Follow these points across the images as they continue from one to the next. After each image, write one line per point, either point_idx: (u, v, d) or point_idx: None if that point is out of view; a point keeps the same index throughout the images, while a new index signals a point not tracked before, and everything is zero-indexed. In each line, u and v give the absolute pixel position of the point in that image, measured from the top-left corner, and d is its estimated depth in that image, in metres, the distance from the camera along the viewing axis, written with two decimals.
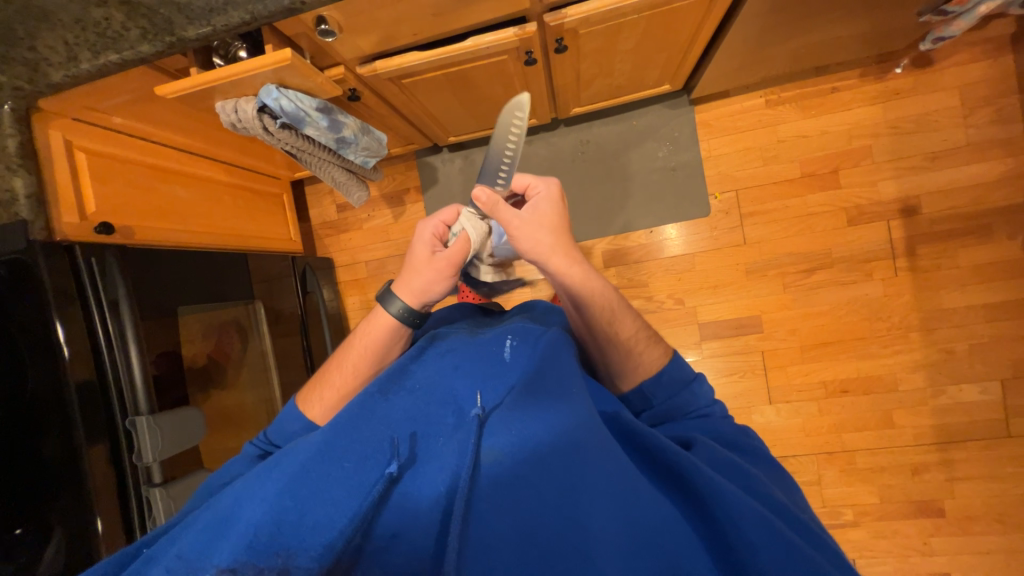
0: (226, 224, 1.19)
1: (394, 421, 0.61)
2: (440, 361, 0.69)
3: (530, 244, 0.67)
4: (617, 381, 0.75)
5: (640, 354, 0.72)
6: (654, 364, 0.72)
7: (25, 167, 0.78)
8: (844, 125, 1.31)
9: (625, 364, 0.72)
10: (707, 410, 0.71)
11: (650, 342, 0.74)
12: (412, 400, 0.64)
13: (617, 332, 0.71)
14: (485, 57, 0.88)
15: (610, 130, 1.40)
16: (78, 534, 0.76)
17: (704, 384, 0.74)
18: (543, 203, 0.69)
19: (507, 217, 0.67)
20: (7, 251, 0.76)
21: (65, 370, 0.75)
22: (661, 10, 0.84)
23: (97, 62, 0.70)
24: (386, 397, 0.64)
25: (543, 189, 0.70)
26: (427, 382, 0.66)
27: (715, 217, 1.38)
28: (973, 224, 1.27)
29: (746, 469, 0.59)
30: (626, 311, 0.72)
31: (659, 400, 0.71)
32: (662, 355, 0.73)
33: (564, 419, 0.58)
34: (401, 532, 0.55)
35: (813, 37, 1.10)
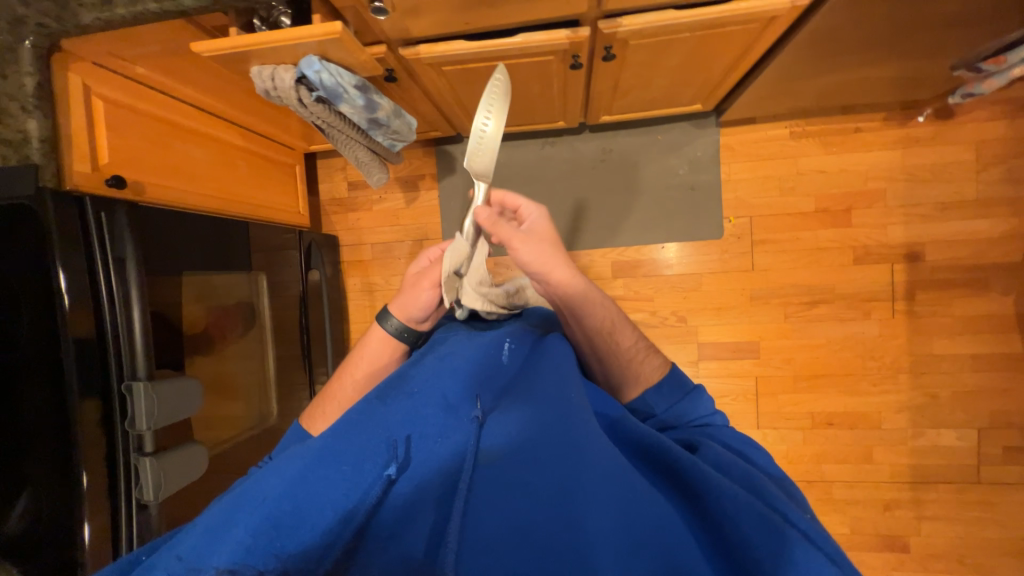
0: (236, 190, 1.16)
1: (391, 422, 0.61)
2: (437, 365, 0.69)
3: (532, 255, 0.74)
4: (617, 391, 0.81)
5: (640, 364, 0.80)
6: (654, 373, 0.80)
7: (41, 109, 0.72)
8: (863, 166, 1.33)
9: (626, 372, 0.80)
10: (708, 418, 0.77)
11: (650, 353, 0.82)
12: (410, 404, 0.63)
13: (616, 341, 0.80)
14: (530, 56, 0.87)
15: (634, 142, 1.41)
16: (67, 495, 0.73)
17: (704, 395, 0.79)
18: (538, 223, 0.79)
19: (508, 234, 0.73)
20: (13, 195, 0.71)
21: (64, 328, 0.71)
22: (713, 31, 0.83)
23: (133, 7, 0.66)
24: (390, 399, 0.64)
25: (534, 211, 0.80)
26: (426, 386, 0.66)
27: (728, 240, 1.40)
28: (970, 276, 1.31)
29: (749, 472, 0.60)
30: (625, 324, 0.82)
31: (663, 409, 0.77)
32: (662, 366, 0.81)
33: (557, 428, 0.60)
34: (396, 532, 0.54)
35: (846, 75, 1.11)
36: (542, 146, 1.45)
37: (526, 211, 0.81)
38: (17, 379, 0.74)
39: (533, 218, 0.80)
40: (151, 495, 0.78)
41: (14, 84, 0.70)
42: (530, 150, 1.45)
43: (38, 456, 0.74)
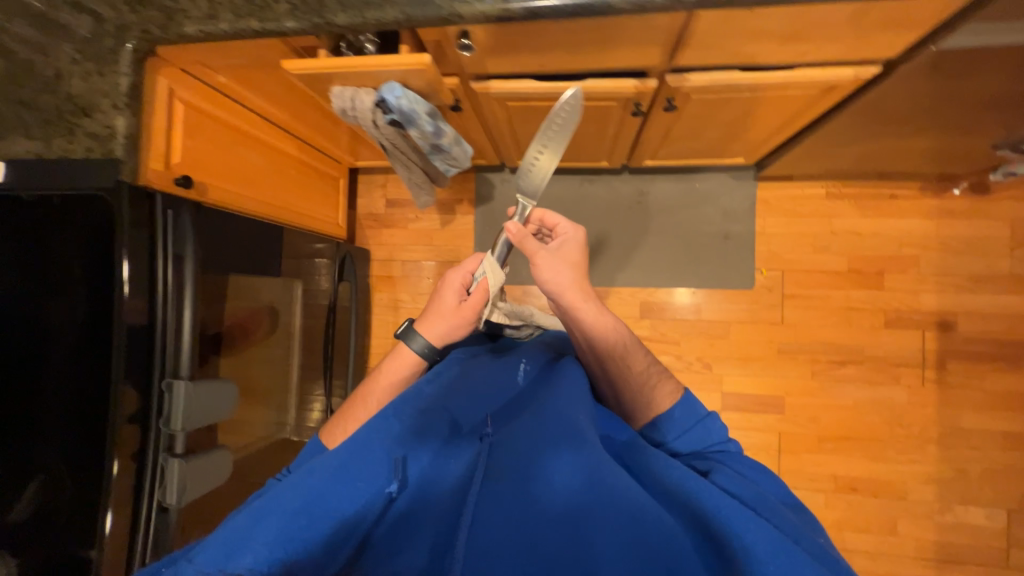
0: (284, 198, 1.18)
1: (401, 437, 0.66)
2: (450, 386, 0.75)
3: (549, 276, 0.77)
4: (630, 413, 0.81)
5: (652, 390, 0.79)
6: (666, 398, 0.79)
7: (131, 107, 0.75)
8: (897, 232, 1.35)
9: (638, 398, 0.80)
10: (722, 445, 0.75)
11: (663, 379, 0.81)
12: (421, 423, 0.69)
13: (630, 365, 0.79)
14: (595, 100, 0.90)
15: (671, 187, 1.44)
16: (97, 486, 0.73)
17: (717, 421, 0.78)
18: (567, 243, 0.82)
19: (533, 250, 0.78)
20: (94, 186, 0.74)
21: (118, 316, 0.72)
22: (772, 94, 0.87)
23: (236, 24, 0.70)
24: (407, 417, 0.69)
25: (568, 232, 0.83)
26: (437, 406, 0.72)
27: (758, 291, 1.40)
28: (1002, 351, 1.30)
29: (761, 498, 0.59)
30: (639, 348, 0.80)
31: (675, 437, 0.76)
32: (675, 392, 0.80)
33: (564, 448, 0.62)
34: (403, 540, 0.60)
35: (888, 144, 1.15)
36: (580, 182, 1.48)
37: (563, 232, 0.84)
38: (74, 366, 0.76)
39: (565, 239, 0.82)
40: (174, 499, 0.76)
41: (110, 83, 0.74)
42: (569, 185, 1.48)
43: (76, 445, 0.75)
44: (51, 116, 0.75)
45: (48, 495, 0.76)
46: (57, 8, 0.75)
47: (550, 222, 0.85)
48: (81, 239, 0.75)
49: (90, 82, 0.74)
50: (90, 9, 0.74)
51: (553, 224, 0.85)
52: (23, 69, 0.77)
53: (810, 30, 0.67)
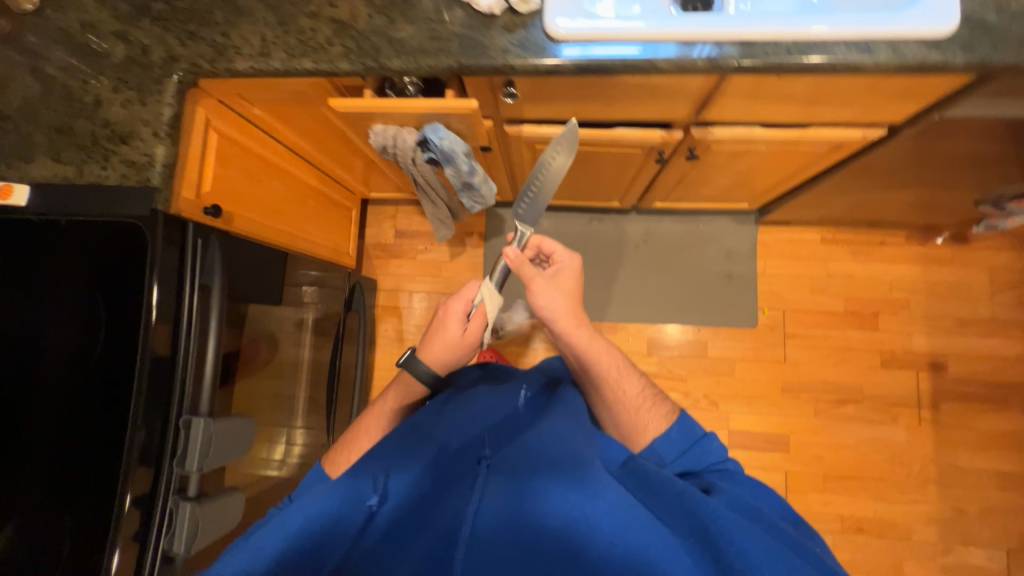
0: (301, 227, 1.17)
1: (405, 461, 0.73)
2: (453, 415, 0.82)
3: (547, 301, 0.80)
4: (625, 439, 0.82)
5: (647, 413, 0.81)
6: (661, 422, 0.80)
7: (171, 137, 0.75)
8: (888, 276, 1.43)
9: (632, 422, 0.81)
10: (721, 464, 0.77)
11: (658, 402, 0.83)
12: (426, 448, 0.75)
13: (622, 389, 0.82)
14: (622, 146, 0.94)
15: (677, 227, 1.50)
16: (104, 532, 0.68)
17: (715, 441, 0.78)
18: (565, 271, 0.85)
19: (531, 275, 0.80)
20: (125, 213, 0.72)
21: (148, 347, 0.70)
22: (785, 149, 0.93)
23: (289, 62, 0.72)
24: (416, 444, 0.76)
25: (567, 260, 0.86)
26: (441, 432, 0.78)
27: (761, 330, 1.45)
28: (991, 392, 1.37)
29: (760, 510, 0.62)
30: (632, 373, 0.85)
31: (673, 458, 0.77)
32: (670, 414, 0.81)
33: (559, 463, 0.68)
34: (398, 553, 0.63)
35: (880, 196, 1.23)
36: (589, 220, 1.52)
37: (560, 260, 0.87)
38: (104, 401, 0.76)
39: (562, 268, 0.86)
40: (181, 549, 0.70)
41: (154, 113, 0.74)
42: (578, 223, 1.52)
43: (90, 484, 0.72)
44: (87, 142, 0.74)
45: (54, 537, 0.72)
46: (106, 41, 0.76)
47: (547, 249, 0.89)
48: (107, 265, 0.74)
49: (133, 110, 0.74)
50: (140, 41, 0.75)
51: (550, 251, 0.89)
52: (60, 94, 0.76)
53: (830, 97, 0.74)
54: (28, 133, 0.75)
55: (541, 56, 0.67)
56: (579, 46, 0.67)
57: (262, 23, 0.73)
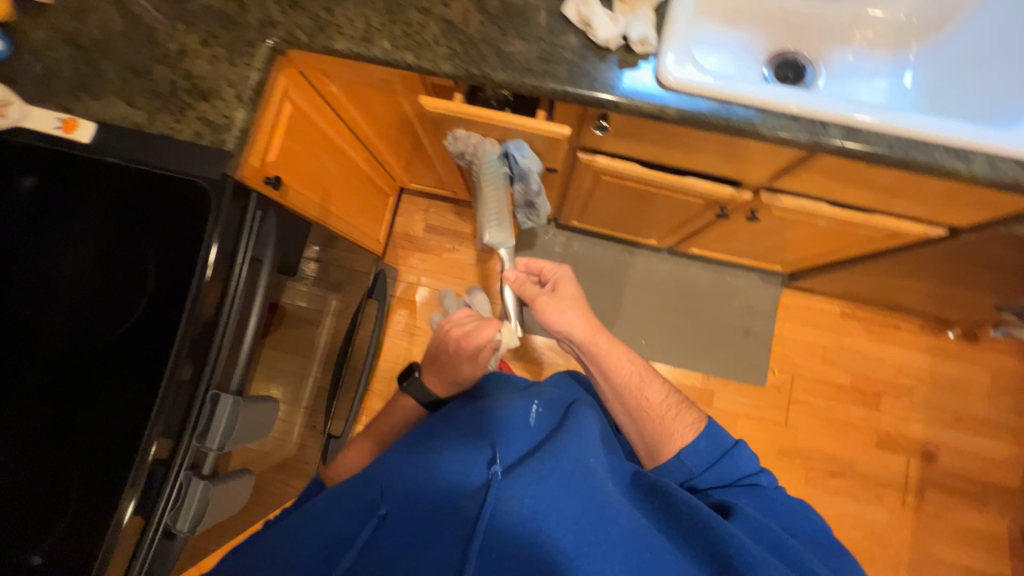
0: (342, 208, 1.15)
1: (399, 467, 0.65)
2: (458, 423, 0.71)
3: (555, 315, 0.82)
4: (652, 453, 0.76)
5: (672, 421, 0.76)
6: (688, 429, 0.74)
7: (253, 103, 0.72)
8: (897, 360, 1.46)
9: (656, 431, 0.75)
10: (752, 479, 0.71)
11: (682, 410, 0.77)
12: (422, 456, 0.66)
13: (645, 397, 0.78)
14: (686, 194, 0.94)
15: (704, 274, 1.52)
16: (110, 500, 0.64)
17: (745, 451, 0.73)
18: (567, 283, 0.86)
19: (533, 294, 0.85)
20: (195, 172, 0.69)
21: (194, 309, 0.67)
22: (842, 228, 0.95)
23: (391, 53, 0.70)
24: (416, 452, 0.67)
25: (556, 271, 0.88)
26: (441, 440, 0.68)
27: (768, 390, 1.47)
28: (974, 488, 1.41)
29: (789, 543, 0.58)
30: (653, 381, 0.80)
31: (701, 470, 0.71)
32: (697, 422, 0.76)
33: (577, 489, 0.56)
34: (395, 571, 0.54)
35: (909, 286, 1.26)
36: (621, 251, 1.53)
37: (551, 273, 0.89)
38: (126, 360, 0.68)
39: (556, 281, 0.87)
40: (187, 528, 0.67)
41: (240, 75, 0.71)
42: (609, 251, 1.53)
43: (99, 445, 0.67)
44: (164, 91, 0.71)
45: (49, 494, 0.66)
46: None
47: (537, 267, 0.90)
48: (157, 216, 0.70)
49: (218, 68, 0.71)
50: None
51: (539, 268, 0.90)
52: (143, 34, 0.73)
53: (909, 191, 0.75)
54: (103, 70, 0.72)
55: (647, 99, 0.67)
56: (686, 96, 0.67)
57: (369, 8, 0.71)
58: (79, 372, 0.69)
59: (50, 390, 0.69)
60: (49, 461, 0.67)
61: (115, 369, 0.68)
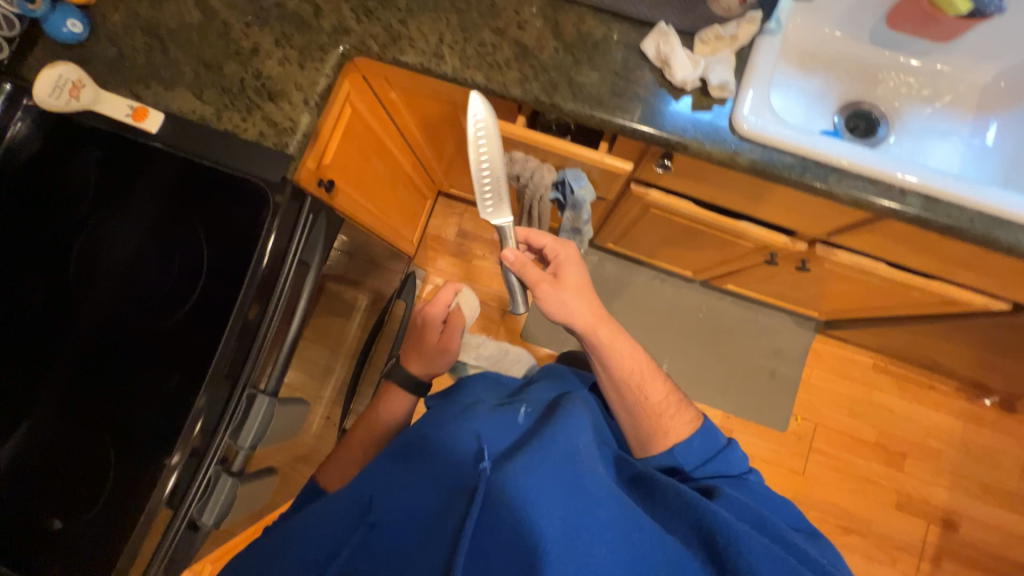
0: (383, 210, 1.15)
1: (388, 465, 0.63)
2: (446, 418, 0.70)
3: (555, 302, 0.73)
4: (641, 445, 0.74)
5: (669, 419, 0.73)
6: (684, 427, 0.72)
7: (318, 107, 0.72)
8: (927, 422, 1.42)
9: (650, 426, 0.73)
10: (743, 476, 0.70)
11: (681, 407, 0.75)
12: (412, 455, 0.64)
13: (644, 395, 0.74)
14: (736, 237, 0.92)
15: (735, 310, 1.49)
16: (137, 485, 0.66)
17: (737, 451, 0.72)
18: (569, 264, 0.77)
19: (535, 277, 0.74)
20: (255, 175, 0.70)
21: (240, 310, 0.68)
22: (895, 289, 0.91)
23: (461, 72, 0.69)
24: (402, 450, 0.65)
25: (558, 248, 0.78)
26: (429, 438, 0.66)
27: (789, 436, 1.43)
28: (994, 563, 1.36)
29: (771, 521, 0.58)
30: (654, 376, 0.76)
31: (695, 467, 0.70)
32: (693, 420, 0.74)
33: (565, 479, 0.55)
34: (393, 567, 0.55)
35: (952, 349, 1.22)
36: (651, 277, 1.51)
37: (551, 252, 0.79)
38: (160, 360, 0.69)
39: (560, 264, 0.78)
40: (212, 522, 0.68)
41: (309, 80, 0.71)
42: (640, 276, 1.51)
43: (120, 429, 0.67)
44: (233, 88, 0.71)
45: (71, 474, 0.68)
46: None
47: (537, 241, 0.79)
48: (201, 202, 0.70)
49: (288, 70, 0.71)
50: (315, 2, 0.73)
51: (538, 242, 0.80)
52: (217, 29, 0.73)
53: (980, 264, 0.72)
54: (176, 61, 0.73)
55: (718, 145, 0.65)
56: (757, 145, 0.64)
57: (444, 24, 0.71)
58: (113, 357, 0.69)
59: (78, 375, 0.69)
60: (71, 441, 0.68)
61: (155, 364, 0.69)
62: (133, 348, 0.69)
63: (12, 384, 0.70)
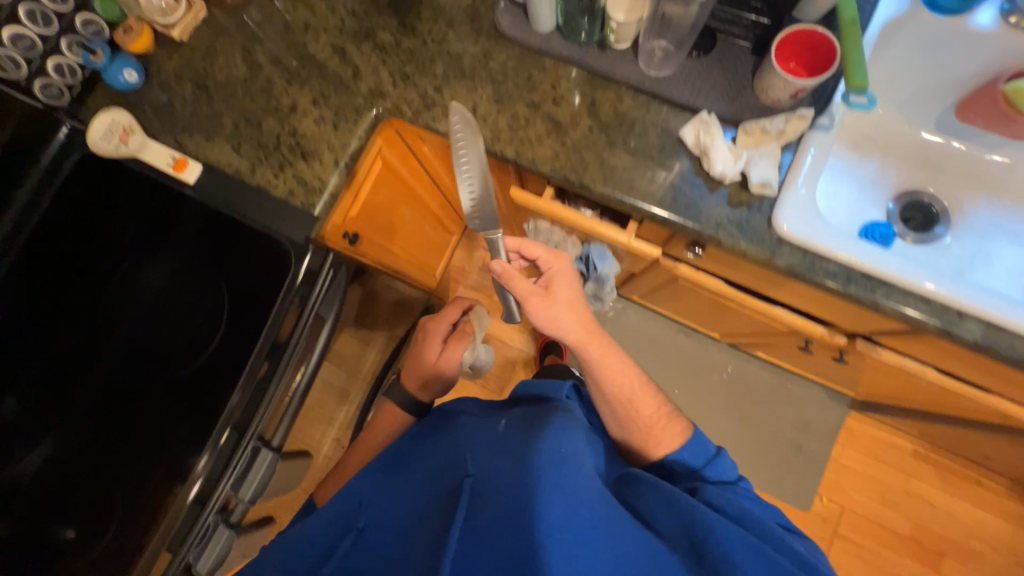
0: (409, 252, 1.14)
1: (380, 484, 0.66)
2: (436, 439, 0.70)
3: (546, 317, 0.67)
4: (631, 454, 0.71)
5: (661, 431, 0.69)
6: (676, 440, 0.69)
7: (347, 167, 0.72)
8: (970, 520, 1.30)
9: (640, 439, 0.70)
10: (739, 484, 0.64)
11: (673, 418, 0.71)
12: (403, 478, 0.65)
13: (635, 409, 0.70)
14: (771, 320, 0.86)
15: (764, 375, 1.41)
16: (150, 526, 0.69)
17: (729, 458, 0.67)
18: (561, 276, 0.69)
19: (527, 293, 0.66)
20: (279, 232, 0.71)
21: (272, 330, 0.71)
22: (943, 394, 0.84)
23: (491, 144, 0.68)
24: (392, 472, 0.68)
25: (551, 260, 0.70)
26: (420, 461, 0.67)
27: (811, 517, 1.34)
28: None
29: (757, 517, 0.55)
30: (646, 389, 0.72)
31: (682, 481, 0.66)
32: (685, 430, 0.70)
33: (560, 482, 0.51)
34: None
35: (1005, 450, 1.11)
36: (676, 331, 1.44)
37: (543, 264, 0.71)
38: (181, 404, 0.74)
39: (552, 276, 0.70)
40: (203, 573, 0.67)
41: (341, 141, 0.72)
42: (664, 328, 1.45)
43: (147, 464, 0.73)
44: (269, 143, 0.73)
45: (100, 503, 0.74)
46: (323, 51, 0.75)
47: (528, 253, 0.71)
48: (241, 259, 0.75)
49: (323, 130, 0.72)
50: (354, 63, 0.74)
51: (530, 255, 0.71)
52: (260, 85, 0.75)
53: None
54: (219, 113, 0.75)
55: (756, 244, 0.61)
56: (797, 248, 0.60)
57: (478, 93, 0.70)
58: (153, 394, 0.77)
59: (123, 408, 0.77)
60: (105, 470, 0.75)
61: (184, 413, 0.74)
62: (167, 388, 0.76)
63: (71, 410, 0.79)
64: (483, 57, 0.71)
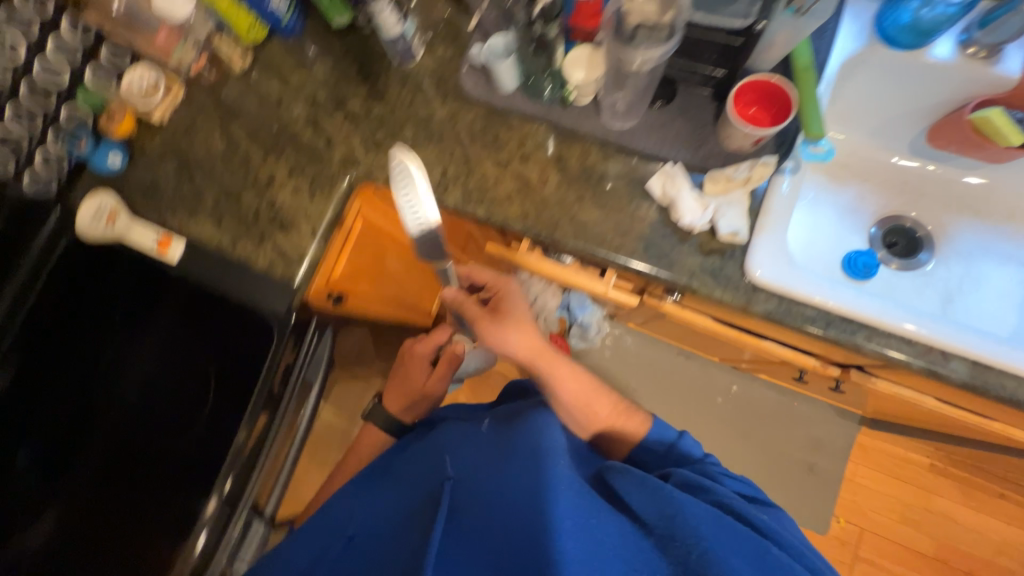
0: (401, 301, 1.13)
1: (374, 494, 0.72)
2: (424, 446, 0.77)
3: (496, 336, 0.75)
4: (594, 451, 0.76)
5: (616, 429, 0.74)
6: (631, 433, 0.74)
7: (325, 235, 0.74)
8: (995, 534, 1.25)
9: (597, 437, 0.75)
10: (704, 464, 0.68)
11: (627, 413, 0.76)
12: (395, 484, 0.71)
13: (590, 411, 0.76)
14: (762, 352, 0.84)
15: (769, 395, 1.37)
16: None
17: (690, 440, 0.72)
18: (509, 299, 0.78)
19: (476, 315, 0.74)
20: (262, 304, 0.72)
21: (266, 382, 0.71)
22: (946, 419, 0.82)
23: (463, 205, 0.69)
24: (383, 481, 0.74)
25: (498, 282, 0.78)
26: (410, 467, 0.74)
27: (831, 540, 1.29)
28: None
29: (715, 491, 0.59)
30: (599, 390, 0.77)
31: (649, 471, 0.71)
32: (640, 424, 0.75)
33: (528, 471, 0.58)
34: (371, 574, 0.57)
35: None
36: (677, 354, 1.42)
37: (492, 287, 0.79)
38: (170, 484, 0.74)
39: (499, 298, 0.78)
40: None
41: (319, 211, 0.73)
42: (664, 352, 1.42)
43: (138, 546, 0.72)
44: (248, 217, 0.75)
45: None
46: (297, 123, 0.77)
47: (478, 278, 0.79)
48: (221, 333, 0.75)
49: (300, 201, 0.74)
50: (327, 134, 0.76)
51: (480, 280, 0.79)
52: (238, 160, 0.77)
53: None
54: (200, 190, 0.77)
55: (730, 292, 0.61)
56: (772, 294, 0.60)
57: (448, 156, 0.71)
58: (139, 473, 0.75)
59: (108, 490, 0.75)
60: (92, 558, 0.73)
61: (171, 490, 0.73)
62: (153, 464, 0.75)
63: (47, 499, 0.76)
64: (451, 120, 0.72)
